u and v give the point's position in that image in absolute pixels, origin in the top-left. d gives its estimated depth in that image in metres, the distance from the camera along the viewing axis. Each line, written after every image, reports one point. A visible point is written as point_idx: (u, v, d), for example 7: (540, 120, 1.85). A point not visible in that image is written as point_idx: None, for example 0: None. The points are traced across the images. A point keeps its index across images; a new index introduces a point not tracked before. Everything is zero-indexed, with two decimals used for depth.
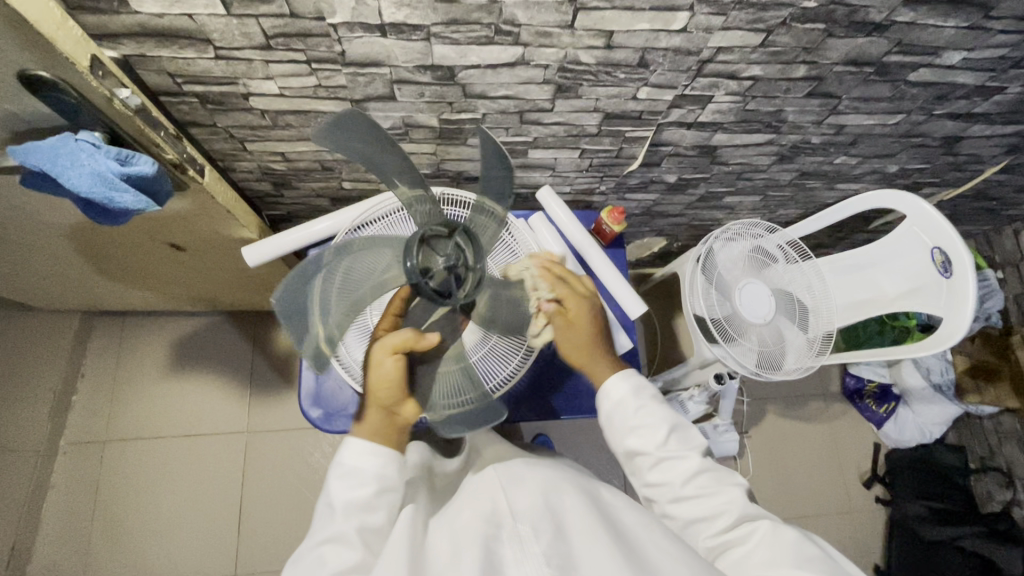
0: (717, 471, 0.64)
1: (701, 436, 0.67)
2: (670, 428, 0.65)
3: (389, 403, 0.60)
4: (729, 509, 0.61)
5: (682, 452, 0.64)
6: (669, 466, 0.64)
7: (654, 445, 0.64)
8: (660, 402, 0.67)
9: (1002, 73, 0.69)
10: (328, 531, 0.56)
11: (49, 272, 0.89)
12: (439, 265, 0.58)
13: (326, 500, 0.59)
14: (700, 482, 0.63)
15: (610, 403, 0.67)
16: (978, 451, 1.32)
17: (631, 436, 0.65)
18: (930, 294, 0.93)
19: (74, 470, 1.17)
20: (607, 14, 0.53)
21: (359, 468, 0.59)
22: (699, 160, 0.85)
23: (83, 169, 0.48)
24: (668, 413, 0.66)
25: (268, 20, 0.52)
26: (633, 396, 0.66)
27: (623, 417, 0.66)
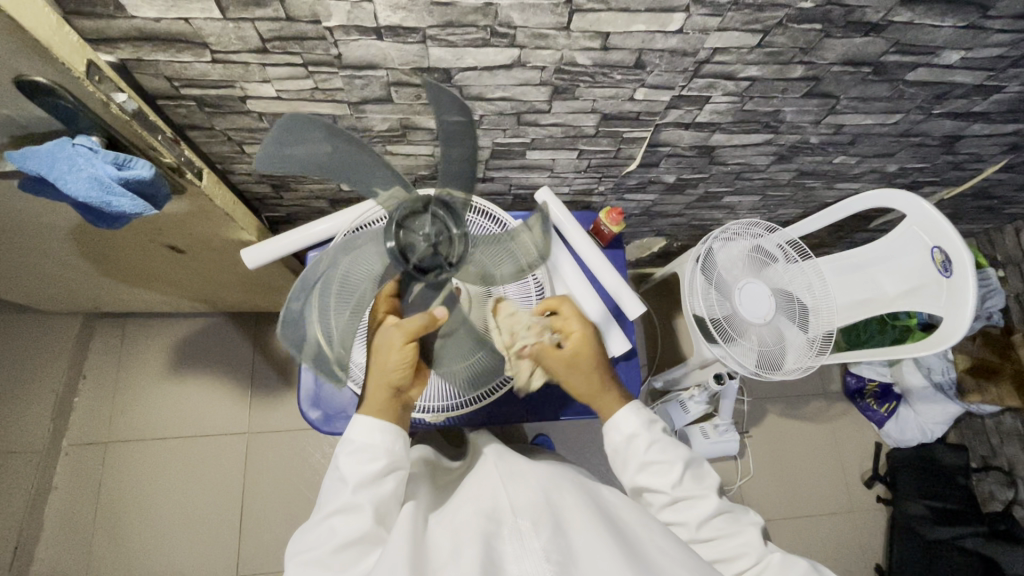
0: (732, 511, 0.65)
1: (716, 476, 0.67)
2: (685, 467, 0.65)
3: (402, 384, 0.61)
4: (748, 549, 0.61)
5: (697, 492, 0.64)
6: (685, 507, 0.64)
7: (668, 485, 0.64)
8: (671, 440, 0.68)
9: (1001, 72, 0.68)
10: (341, 503, 0.58)
11: (50, 274, 0.90)
12: (421, 243, 0.57)
13: (344, 474, 0.59)
14: (717, 524, 0.63)
15: (619, 439, 0.68)
16: (980, 450, 1.32)
17: (643, 475, 0.66)
18: (930, 293, 0.93)
19: (76, 470, 1.17)
20: (603, 16, 0.53)
21: (371, 445, 0.60)
22: (697, 161, 0.85)
23: (81, 175, 0.49)
24: (683, 452, 0.66)
25: (264, 24, 0.52)
26: (643, 429, 0.67)
27: (636, 452, 0.66)
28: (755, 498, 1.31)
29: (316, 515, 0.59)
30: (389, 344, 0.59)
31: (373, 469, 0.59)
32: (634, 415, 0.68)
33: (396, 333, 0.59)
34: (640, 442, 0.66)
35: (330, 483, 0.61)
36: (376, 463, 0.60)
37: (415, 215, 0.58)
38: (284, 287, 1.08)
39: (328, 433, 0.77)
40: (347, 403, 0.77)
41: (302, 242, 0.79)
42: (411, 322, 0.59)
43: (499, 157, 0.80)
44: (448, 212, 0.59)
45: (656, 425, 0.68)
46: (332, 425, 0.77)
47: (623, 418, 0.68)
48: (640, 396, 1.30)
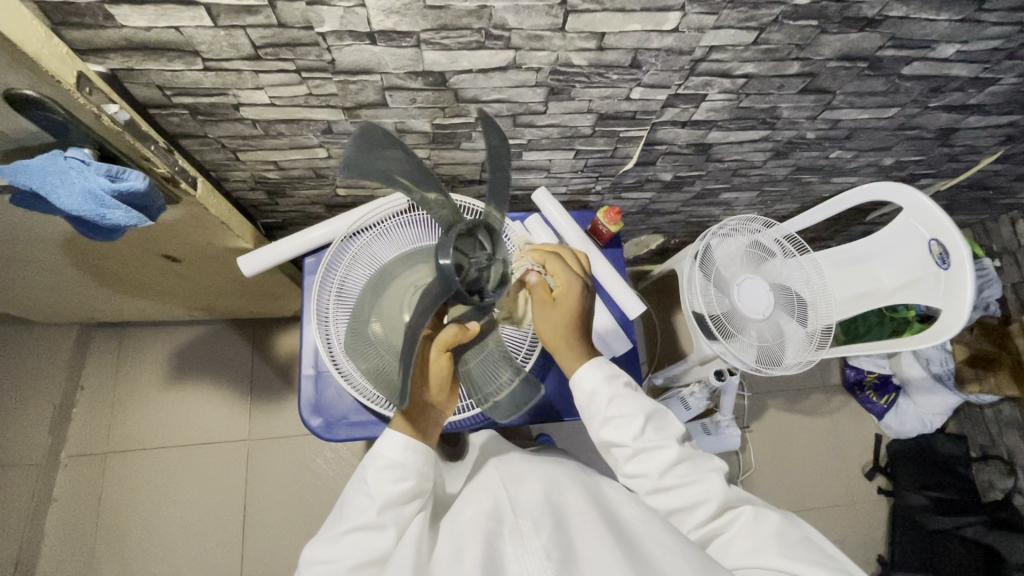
0: (694, 456, 0.64)
1: (679, 423, 0.66)
2: (645, 420, 0.64)
3: (436, 398, 0.58)
4: (710, 497, 0.62)
5: (658, 442, 0.63)
6: (647, 457, 0.63)
7: (629, 438, 0.63)
8: (633, 393, 0.65)
9: (996, 64, 0.68)
10: (359, 519, 0.57)
11: (45, 285, 0.89)
12: (472, 269, 0.50)
13: (370, 488, 0.58)
14: (680, 472, 0.63)
15: (582, 395, 0.65)
16: (980, 440, 1.33)
17: (607, 429, 0.64)
18: (928, 286, 0.93)
19: (75, 481, 1.16)
20: (598, 16, 0.53)
21: (403, 463, 0.59)
22: (694, 158, 0.84)
23: (73, 187, 0.48)
24: (645, 404, 0.64)
25: (256, 31, 0.51)
26: (604, 386, 0.64)
27: (598, 410, 0.64)
28: (757, 492, 1.32)
29: (336, 527, 0.58)
30: (424, 360, 0.55)
31: (400, 490, 0.58)
32: (599, 371, 0.65)
33: (429, 346, 0.54)
34: (601, 399, 0.64)
35: (354, 493, 0.60)
36: (404, 483, 0.59)
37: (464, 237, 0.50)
38: (282, 293, 1.07)
39: (330, 440, 0.77)
40: (349, 409, 0.77)
41: (301, 247, 0.79)
42: (443, 334, 0.54)
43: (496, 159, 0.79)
44: (493, 235, 0.52)
45: (618, 380, 0.65)
46: (333, 432, 0.76)
47: (586, 375, 0.65)
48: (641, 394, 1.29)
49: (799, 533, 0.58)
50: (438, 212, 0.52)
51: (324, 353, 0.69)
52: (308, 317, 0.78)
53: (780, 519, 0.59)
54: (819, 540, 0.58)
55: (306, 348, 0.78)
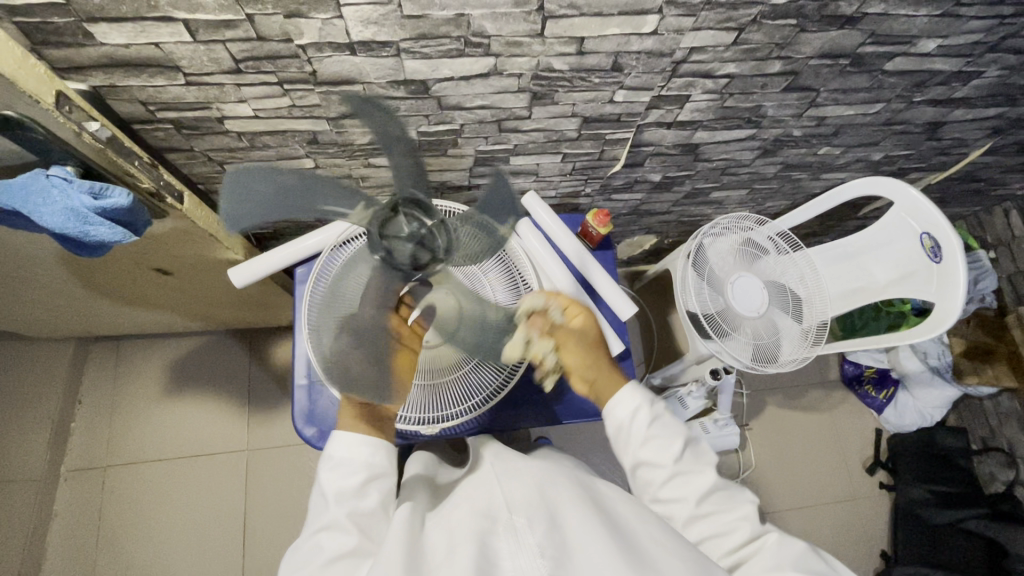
0: (728, 488, 0.65)
1: (713, 453, 0.68)
2: (683, 443, 0.66)
3: (370, 398, 0.62)
4: (742, 525, 0.61)
5: (696, 466, 0.65)
6: (683, 483, 0.64)
7: (668, 460, 0.65)
8: (672, 418, 0.69)
9: (978, 58, 0.68)
10: (323, 519, 0.58)
11: (38, 301, 0.89)
12: (404, 241, 0.52)
13: (324, 489, 0.60)
14: (714, 500, 0.64)
15: (615, 423, 0.69)
16: (979, 432, 1.32)
17: (645, 449, 0.66)
18: (920, 279, 0.93)
19: (75, 495, 1.17)
20: (576, 21, 0.53)
21: (349, 458, 0.61)
22: (682, 158, 0.84)
23: (56, 206, 0.49)
24: (682, 429, 0.68)
25: (236, 45, 0.51)
26: (647, 406, 0.68)
27: (635, 432, 0.67)
28: (758, 490, 1.31)
29: (306, 531, 0.59)
30: None
31: (354, 483, 0.60)
32: (634, 397, 0.69)
33: None
34: (643, 417, 0.68)
35: (314, 501, 0.61)
36: (354, 476, 0.60)
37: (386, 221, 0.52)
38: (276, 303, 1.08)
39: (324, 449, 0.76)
40: None
41: (291, 256, 0.79)
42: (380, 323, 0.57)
43: (483, 164, 0.80)
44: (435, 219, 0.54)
45: (657, 405, 0.69)
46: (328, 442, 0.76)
47: (628, 396, 0.69)
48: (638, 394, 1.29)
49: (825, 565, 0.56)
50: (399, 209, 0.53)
51: None
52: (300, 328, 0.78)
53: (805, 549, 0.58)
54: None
55: (299, 358, 0.78)
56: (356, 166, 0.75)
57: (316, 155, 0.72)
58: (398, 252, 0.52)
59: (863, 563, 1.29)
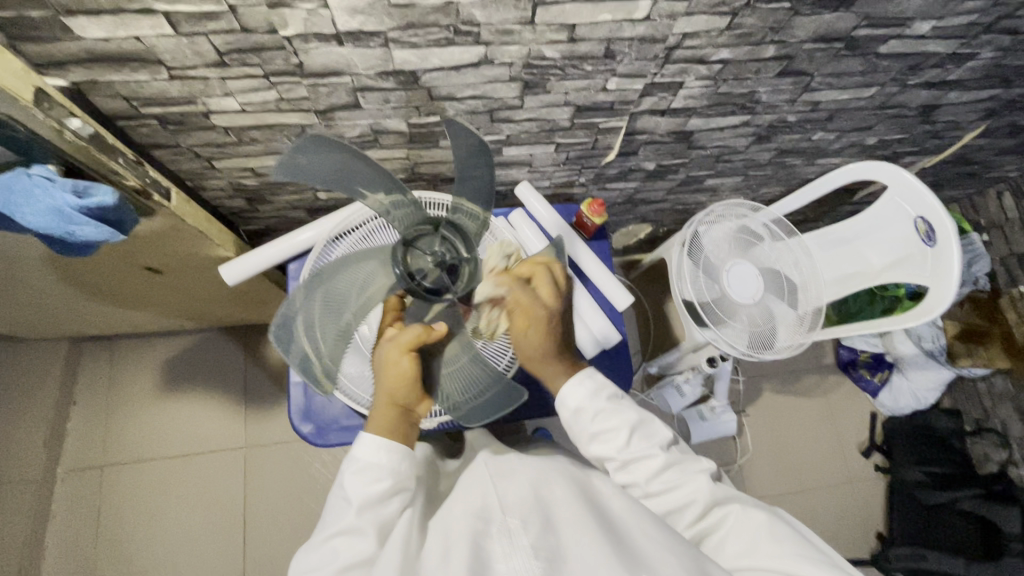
0: (681, 461, 0.65)
1: (666, 430, 0.66)
2: (631, 429, 0.64)
3: (406, 400, 0.60)
4: (698, 497, 0.62)
5: (645, 451, 0.64)
6: (636, 466, 0.64)
7: (615, 450, 0.64)
8: (618, 404, 0.65)
9: (973, 39, 0.68)
10: (342, 524, 0.57)
11: (28, 303, 0.88)
12: (428, 262, 0.60)
13: (347, 494, 0.58)
14: (666, 477, 0.63)
15: (567, 411, 0.65)
16: (973, 413, 1.33)
17: (595, 444, 0.65)
18: (915, 263, 0.93)
19: (72, 497, 1.16)
20: (567, 8, 0.52)
21: (377, 464, 0.59)
22: (676, 146, 0.84)
23: (39, 205, 0.48)
24: (629, 415, 0.65)
25: (219, 37, 0.50)
26: (589, 402, 0.64)
27: (585, 424, 0.64)
28: (755, 475, 1.32)
29: (316, 536, 0.58)
30: (388, 360, 0.59)
31: (375, 490, 0.58)
32: (583, 387, 0.65)
33: (392, 348, 0.59)
34: (587, 415, 0.64)
35: (333, 502, 0.60)
36: (379, 484, 0.59)
37: (422, 235, 0.61)
38: (270, 299, 1.07)
39: (322, 445, 0.76)
40: (339, 413, 0.76)
41: (284, 252, 0.78)
42: (406, 335, 0.59)
43: None
44: (457, 235, 0.63)
45: (603, 392, 0.65)
46: (325, 438, 0.76)
47: (570, 393, 0.65)
48: (635, 383, 1.29)
49: (789, 528, 0.59)
50: (398, 209, 0.60)
51: None
52: None
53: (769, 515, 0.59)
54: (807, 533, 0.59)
55: None
56: None
57: None
58: (431, 275, 0.60)
59: (858, 545, 1.30)
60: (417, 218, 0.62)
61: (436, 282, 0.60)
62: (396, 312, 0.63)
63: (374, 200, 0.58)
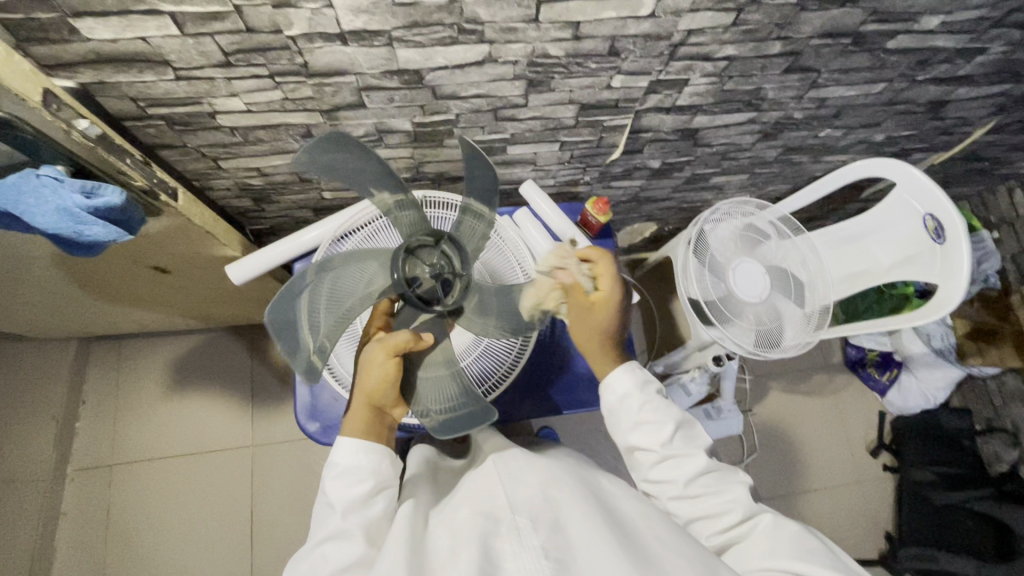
0: (720, 469, 0.64)
1: (707, 435, 0.66)
2: (676, 426, 0.64)
3: (383, 403, 0.61)
4: (734, 506, 0.62)
5: (687, 450, 0.63)
6: (672, 465, 0.63)
7: (656, 444, 0.63)
8: (665, 400, 0.66)
9: (982, 34, 0.67)
10: (330, 528, 0.58)
11: (37, 302, 0.89)
12: (426, 273, 0.61)
13: (330, 499, 0.59)
14: (704, 482, 0.63)
15: (613, 398, 0.65)
16: (983, 413, 1.31)
17: (635, 433, 0.64)
18: (924, 261, 0.92)
19: (81, 495, 1.17)
20: (571, 5, 0.52)
21: (357, 466, 0.60)
22: (681, 144, 0.83)
23: (48, 206, 0.48)
24: (676, 412, 0.65)
25: (225, 37, 0.50)
26: (638, 391, 0.65)
27: (628, 413, 0.64)
28: (762, 475, 1.32)
29: (309, 542, 0.58)
30: (371, 361, 0.59)
31: (359, 492, 0.59)
32: (631, 377, 0.65)
33: (377, 349, 0.59)
34: (633, 403, 0.64)
35: (319, 509, 0.60)
36: (362, 484, 0.59)
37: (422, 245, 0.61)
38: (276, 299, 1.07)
39: (327, 443, 0.76)
40: (344, 412, 0.77)
41: (290, 251, 0.78)
42: (392, 338, 0.59)
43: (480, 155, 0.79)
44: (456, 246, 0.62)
45: (651, 387, 0.66)
46: (330, 436, 0.76)
47: (621, 377, 0.65)
48: None
49: (823, 544, 0.57)
50: (404, 211, 0.61)
51: None
52: None
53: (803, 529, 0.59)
54: (843, 556, 0.57)
55: None
56: None
57: None
58: (425, 285, 0.61)
59: (867, 545, 1.29)
60: (422, 226, 0.62)
61: (429, 293, 0.61)
62: (386, 314, 0.63)
63: (379, 198, 0.60)
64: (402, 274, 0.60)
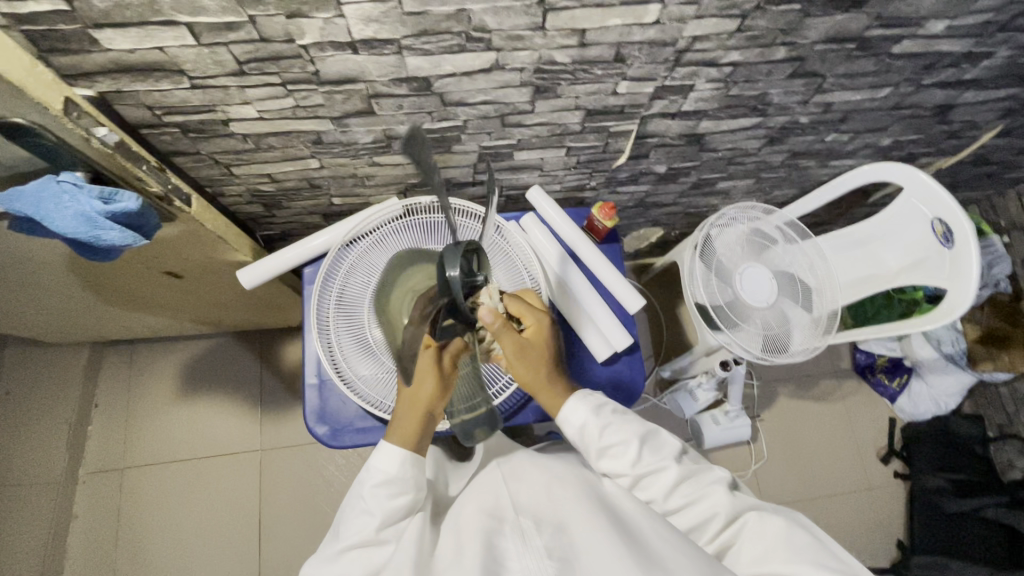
0: (695, 474, 0.65)
1: (672, 441, 0.67)
2: (640, 443, 0.65)
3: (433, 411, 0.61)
4: (717, 511, 0.62)
5: (657, 464, 0.64)
6: (649, 483, 0.65)
7: (628, 466, 0.65)
8: (623, 418, 0.67)
9: (988, 38, 0.67)
10: (361, 536, 0.59)
11: (52, 306, 0.91)
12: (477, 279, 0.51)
13: (368, 506, 0.59)
14: (683, 491, 0.64)
15: (570, 431, 0.67)
16: (997, 419, 1.29)
17: (605, 460, 0.66)
18: (933, 266, 0.92)
19: (92, 499, 1.18)
20: (577, 13, 0.52)
21: (401, 478, 0.60)
22: (687, 149, 0.84)
23: (67, 212, 0.50)
24: (637, 428, 0.66)
25: (239, 46, 0.52)
26: (594, 419, 0.66)
27: (594, 441, 0.65)
28: (772, 481, 1.31)
29: (333, 545, 0.59)
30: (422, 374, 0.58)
31: (396, 504, 0.60)
32: (584, 405, 0.66)
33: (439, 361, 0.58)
34: (592, 430, 0.65)
35: (351, 514, 0.61)
36: (401, 497, 0.60)
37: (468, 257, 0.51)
38: (285, 304, 1.08)
39: (336, 447, 0.77)
40: (354, 415, 0.77)
41: (300, 256, 0.80)
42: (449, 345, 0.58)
43: (487, 160, 0.79)
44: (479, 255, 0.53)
45: (605, 409, 0.67)
46: (339, 439, 0.77)
47: (572, 411, 0.66)
48: (647, 387, 1.29)
49: (808, 537, 0.57)
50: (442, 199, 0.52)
51: (327, 362, 0.71)
52: (309, 328, 0.79)
53: (786, 523, 0.59)
54: (831, 546, 0.57)
55: (308, 357, 0.79)
56: (361, 165, 0.76)
57: (321, 155, 0.72)
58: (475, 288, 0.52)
59: (878, 553, 1.28)
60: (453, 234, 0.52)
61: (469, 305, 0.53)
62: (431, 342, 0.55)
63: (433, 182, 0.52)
64: (457, 280, 0.49)
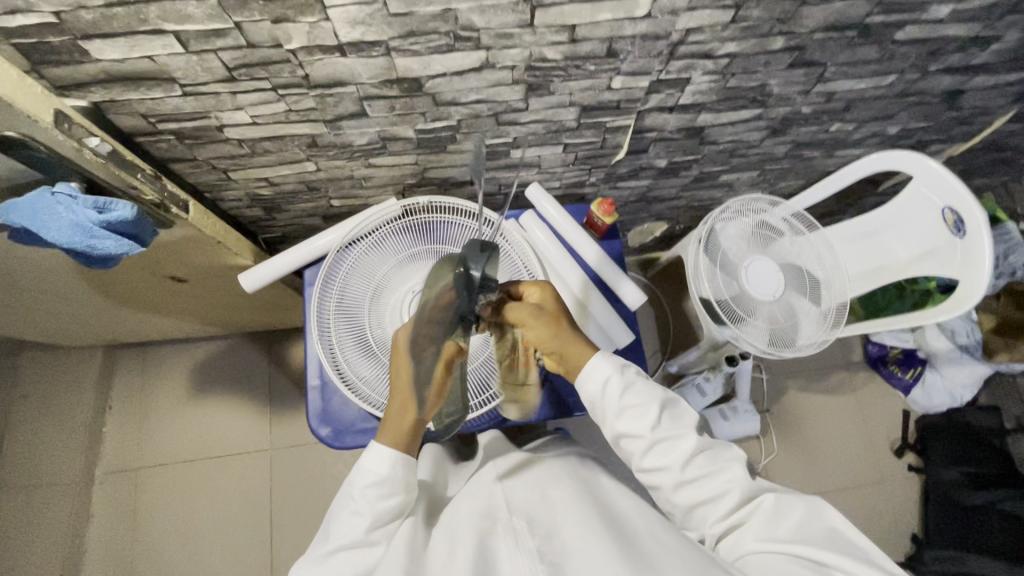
0: (712, 447, 0.63)
1: (692, 411, 0.65)
2: (661, 407, 0.63)
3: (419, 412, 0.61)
4: (732, 486, 0.61)
5: (676, 431, 0.63)
6: (666, 449, 0.62)
7: (647, 428, 0.62)
8: (645, 380, 0.65)
9: (997, 20, 0.65)
10: (350, 536, 0.59)
11: (61, 312, 0.92)
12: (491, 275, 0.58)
13: (358, 506, 0.60)
14: (700, 461, 0.62)
15: (589, 392, 0.64)
16: (1015, 410, 1.26)
17: (622, 420, 0.63)
18: (943, 256, 0.90)
19: (107, 499, 1.21)
20: (566, 9, 0.52)
21: (391, 477, 0.60)
22: (687, 142, 0.82)
23: (62, 221, 0.51)
24: (658, 392, 0.64)
25: (227, 53, 0.52)
26: (618, 377, 0.63)
27: (612, 403, 0.63)
28: (782, 475, 1.29)
29: (322, 547, 0.59)
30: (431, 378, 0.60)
31: (387, 506, 0.60)
32: (608, 362, 0.64)
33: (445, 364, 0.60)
34: (615, 387, 0.63)
35: (340, 514, 0.61)
36: (389, 499, 0.60)
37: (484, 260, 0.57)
38: (289, 305, 1.09)
39: (339, 448, 0.78)
40: (355, 417, 0.78)
41: (301, 259, 0.80)
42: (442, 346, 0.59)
43: (484, 158, 0.79)
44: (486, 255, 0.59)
45: (630, 369, 0.65)
46: (342, 440, 0.77)
47: (594, 368, 0.64)
48: (654, 382, 1.29)
49: (823, 524, 0.57)
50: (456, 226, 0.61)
51: (328, 365, 0.71)
52: (310, 330, 0.79)
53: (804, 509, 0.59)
54: (848, 532, 0.57)
55: (310, 359, 0.79)
56: (357, 167, 0.76)
57: (316, 157, 0.72)
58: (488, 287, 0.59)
59: (891, 547, 1.26)
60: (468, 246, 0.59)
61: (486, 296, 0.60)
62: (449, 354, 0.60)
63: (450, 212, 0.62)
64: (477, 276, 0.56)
